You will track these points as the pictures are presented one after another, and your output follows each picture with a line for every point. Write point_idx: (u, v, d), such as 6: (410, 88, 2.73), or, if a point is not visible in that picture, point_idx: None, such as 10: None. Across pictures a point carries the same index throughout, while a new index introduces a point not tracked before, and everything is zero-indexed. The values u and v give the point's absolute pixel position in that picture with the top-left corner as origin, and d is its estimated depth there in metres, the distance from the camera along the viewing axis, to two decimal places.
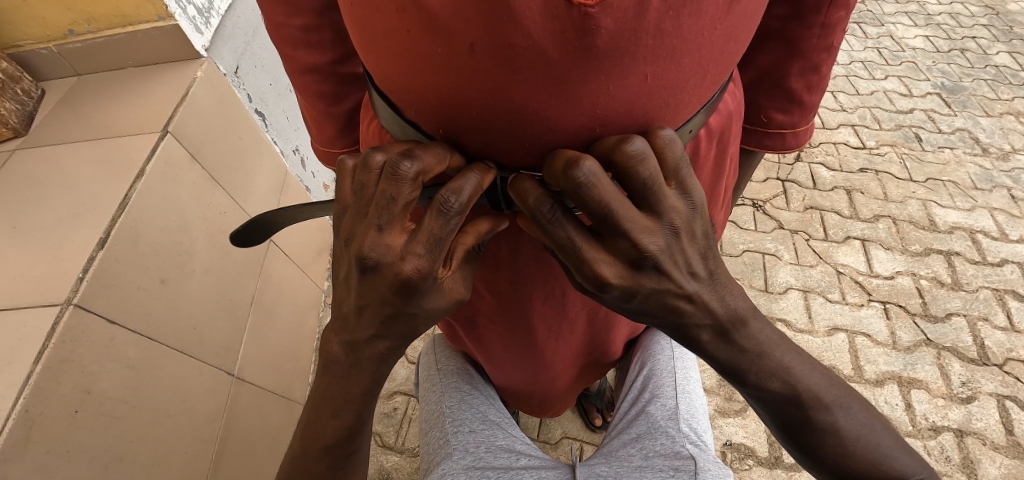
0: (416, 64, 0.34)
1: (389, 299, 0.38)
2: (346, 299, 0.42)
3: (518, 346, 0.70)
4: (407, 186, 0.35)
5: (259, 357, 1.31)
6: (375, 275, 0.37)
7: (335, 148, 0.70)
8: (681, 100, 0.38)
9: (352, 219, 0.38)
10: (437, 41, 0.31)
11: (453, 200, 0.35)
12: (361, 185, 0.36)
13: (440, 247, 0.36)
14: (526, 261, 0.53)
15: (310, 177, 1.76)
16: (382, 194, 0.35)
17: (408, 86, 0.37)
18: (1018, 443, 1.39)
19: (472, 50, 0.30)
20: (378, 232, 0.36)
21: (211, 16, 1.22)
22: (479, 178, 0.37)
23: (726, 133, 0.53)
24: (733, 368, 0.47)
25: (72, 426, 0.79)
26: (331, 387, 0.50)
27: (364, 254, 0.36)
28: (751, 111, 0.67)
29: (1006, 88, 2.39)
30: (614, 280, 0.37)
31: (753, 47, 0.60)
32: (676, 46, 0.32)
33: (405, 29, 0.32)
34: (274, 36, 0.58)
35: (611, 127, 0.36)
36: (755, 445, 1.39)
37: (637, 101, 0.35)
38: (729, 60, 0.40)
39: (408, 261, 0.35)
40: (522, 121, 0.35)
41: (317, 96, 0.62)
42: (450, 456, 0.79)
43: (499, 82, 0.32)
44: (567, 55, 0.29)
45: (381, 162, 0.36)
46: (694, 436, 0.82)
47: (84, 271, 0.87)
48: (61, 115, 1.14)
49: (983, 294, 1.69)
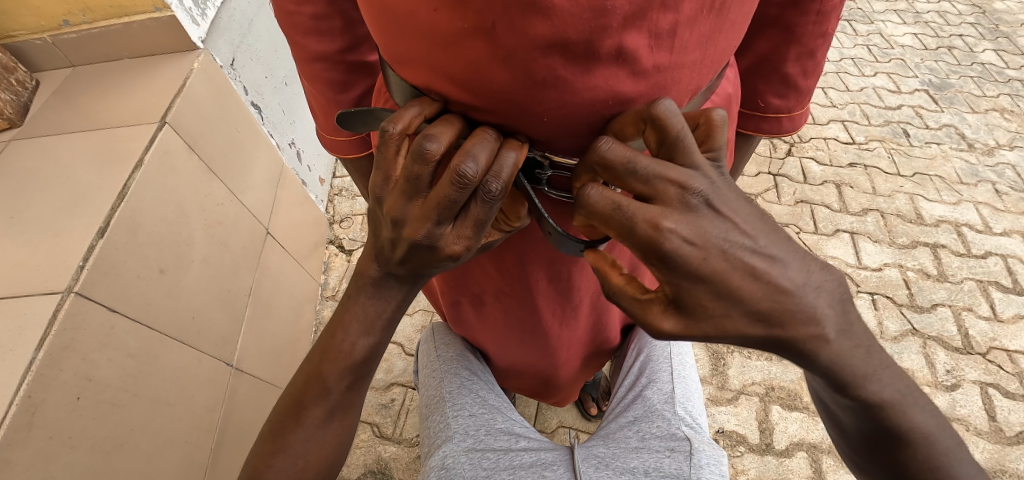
0: (438, 42, 0.35)
1: (432, 264, 0.43)
2: (384, 250, 0.45)
3: (521, 326, 0.71)
4: (468, 191, 0.36)
5: (257, 348, 1.32)
6: (425, 251, 0.41)
7: (342, 136, 0.71)
8: (682, 77, 0.40)
9: (398, 198, 0.39)
10: (459, 19, 0.33)
11: (497, 188, 0.37)
12: (417, 175, 0.37)
13: (483, 228, 0.40)
14: (535, 240, 0.55)
15: (305, 170, 1.76)
16: (443, 197, 0.37)
17: (428, 63, 0.38)
18: (1000, 429, 1.44)
19: (494, 27, 0.32)
20: (433, 225, 0.38)
21: (207, 8, 1.23)
22: (518, 154, 0.38)
23: (725, 115, 0.54)
24: (808, 353, 0.38)
25: (74, 413, 0.80)
26: (348, 331, 0.52)
27: (417, 240, 0.39)
28: (749, 95, 0.69)
29: (991, 85, 2.43)
30: (673, 224, 0.33)
31: (751, 33, 0.62)
32: (679, 23, 0.35)
33: (429, 9, 0.34)
34: (282, 23, 0.59)
35: (619, 100, 0.38)
36: (747, 433, 1.42)
37: (645, 72, 0.37)
38: (729, 40, 0.43)
39: (455, 243, 0.40)
40: (535, 98, 0.36)
41: (326, 84, 0.63)
42: (450, 438, 0.80)
43: (518, 58, 0.33)
44: (586, 29, 0.32)
45: (437, 152, 0.36)
46: (689, 419, 0.84)
47: (84, 260, 0.87)
48: (56, 107, 1.14)
49: (968, 285, 1.74)
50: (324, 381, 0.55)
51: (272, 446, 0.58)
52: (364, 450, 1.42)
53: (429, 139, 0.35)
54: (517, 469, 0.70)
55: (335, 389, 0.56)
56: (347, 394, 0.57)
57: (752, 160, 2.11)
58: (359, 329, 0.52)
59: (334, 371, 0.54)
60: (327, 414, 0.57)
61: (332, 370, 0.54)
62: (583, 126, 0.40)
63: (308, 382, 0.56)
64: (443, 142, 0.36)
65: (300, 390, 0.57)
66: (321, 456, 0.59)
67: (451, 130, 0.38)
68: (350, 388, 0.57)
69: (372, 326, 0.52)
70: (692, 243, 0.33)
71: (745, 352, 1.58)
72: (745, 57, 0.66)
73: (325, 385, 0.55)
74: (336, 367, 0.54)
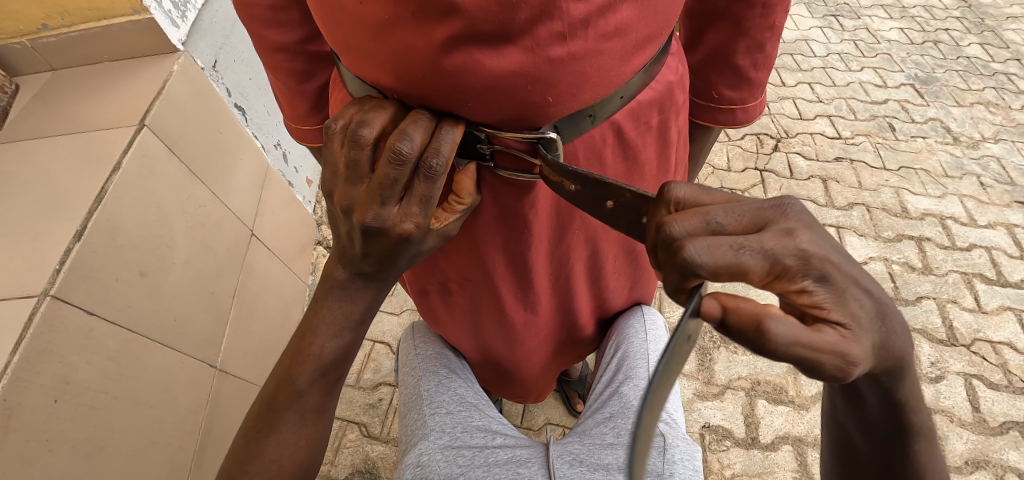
0: (369, 31, 0.39)
1: (391, 250, 0.44)
2: (348, 247, 0.46)
3: (486, 313, 0.73)
4: (407, 166, 0.38)
5: (242, 349, 1.32)
6: (378, 237, 0.42)
7: (308, 126, 0.73)
8: (605, 63, 0.43)
9: (345, 186, 0.41)
10: (382, 10, 0.37)
11: (436, 163, 0.40)
12: (355, 162, 0.39)
13: (431, 204, 0.41)
14: (488, 225, 0.56)
15: (292, 172, 1.77)
16: (383, 176, 0.39)
17: (363, 54, 0.42)
18: (984, 419, 1.45)
19: (413, 15, 0.36)
20: (379, 206, 0.40)
21: (187, 10, 1.24)
22: (455, 132, 0.41)
23: (669, 103, 0.56)
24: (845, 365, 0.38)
25: (52, 415, 0.80)
26: (317, 333, 0.52)
27: (367, 223, 0.40)
28: (703, 87, 0.71)
29: (976, 79, 2.45)
30: (807, 234, 0.32)
31: (704, 25, 0.65)
32: (591, 13, 0.38)
33: (357, 2, 0.38)
34: (243, 18, 0.63)
35: (540, 86, 0.41)
36: (732, 427, 1.43)
37: (563, 60, 0.40)
38: (653, 28, 0.46)
39: (406, 222, 0.41)
40: (461, 83, 0.39)
41: (288, 74, 0.66)
42: (427, 437, 0.80)
43: (437, 42, 0.37)
44: (496, 19, 0.35)
45: (370, 138, 0.39)
46: (664, 414, 0.85)
47: (61, 263, 0.87)
48: (35, 110, 1.13)
49: (952, 278, 1.75)
50: (294, 385, 0.55)
51: (243, 450, 0.58)
52: (352, 450, 1.42)
53: (362, 125, 0.39)
54: (491, 466, 0.71)
55: (307, 390, 0.56)
56: (322, 394, 0.58)
57: (739, 156, 2.12)
58: (328, 332, 0.52)
59: (304, 372, 0.54)
60: (301, 416, 0.58)
61: (303, 370, 0.54)
62: (511, 111, 0.42)
63: (279, 384, 0.56)
64: (376, 127, 0.40)
65: (272, 394, 0.57)
66: (295, 456, 0.59)
67: (383, 116, 0.41)
68: (323, 394, 0.58)
69: (342, 327, 0.52)
70: (832, 250, 0.32)
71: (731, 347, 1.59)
72: (697, 50, 0.69)
73: (293, 387, 0.55)
74: (308, 367, 0.54)
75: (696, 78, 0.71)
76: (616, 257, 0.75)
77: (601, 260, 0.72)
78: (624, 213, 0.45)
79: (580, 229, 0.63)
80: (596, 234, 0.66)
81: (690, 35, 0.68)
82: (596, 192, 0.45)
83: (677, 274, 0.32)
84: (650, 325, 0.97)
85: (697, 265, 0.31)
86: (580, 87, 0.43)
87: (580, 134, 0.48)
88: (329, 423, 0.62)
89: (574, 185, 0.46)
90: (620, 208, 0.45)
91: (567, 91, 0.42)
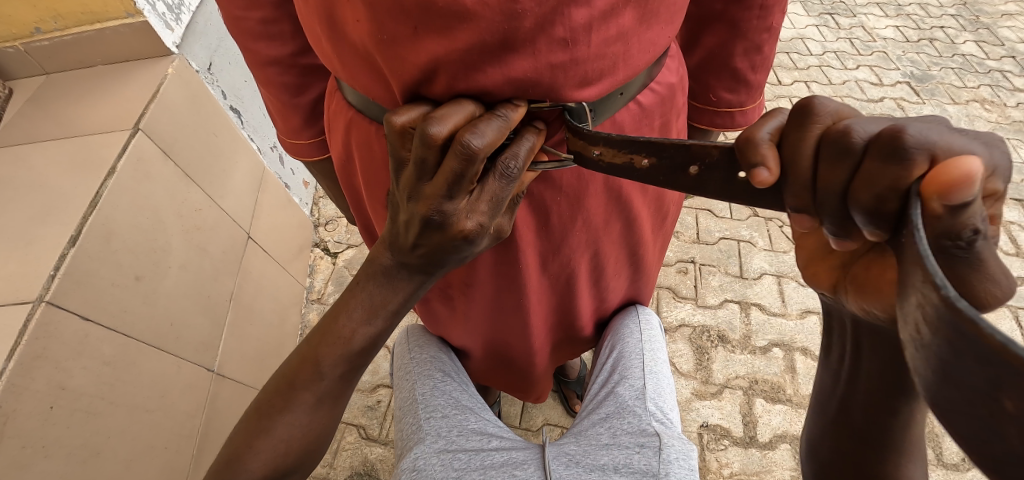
0: (370, 47, 0.41)
1: (446, 247, 0.42)
2: (398, 237, 0.45)
3: (487, 312, 0.74)
4: (475, 163, 0.36)
5: (239, 352, 1.32)
6: (436, 230, 0.41)
7: (302, 139, 0.74)
8: (608, 67, 0.44)
9: (410, 178, 0.39)
10: (379, 31, 0.39)
11: (513, 165, 0.40)
12: (422, 156, 0.37)
13: (499, 205, 0.41)
14: None
15: (289, 174, 1.77)
16: (450, 171, 0.37)
17: (366, 68, 0.44)
18: None
19: (414, 32, 0.38)
20: (445, 200, 0.39)
21: (182, 13, 1.23)
22: (534, 141, 0.42)
23: (670, 106, 0.56)
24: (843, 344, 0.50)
25: (48, 421, 0.80)
26: (351, 316, 0.50)
27: (429, 215, 0.39)
28: (701, 91, 0.71)
29: (972, 76, 2.45)
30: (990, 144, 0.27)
31: (701, 28, 0.65)
32: (592, 17, 0.39)
33: (357, 20, 0.40)
34: (235, 31, 0.64)
35: (540, 88, 0.42)
36: (730, 426, 1.43)
37: (564, 64, 0.41)
38: (655, 29, 0.46)
39: (469, 219, 0.40)
40: (463, 87, 0.41)
41: (281, 88, 0.67)
42: (422, 441, 0.80)
43: (436, 54, 0.39)
44: (501, 27, 0.37)
45: (442, 135, 0.37)
46: (660, 414, 0.85)
47: (56, 268, 0.87)
48: (29, 114, 1.13)
49: None
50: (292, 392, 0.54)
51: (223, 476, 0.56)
52: (351, 452, 1.42)
53: (435, 122, 0.36)
54: (488, 468, 0.71)
55: (298, 403, 0.54)
56: (342, 379, 0.55)
57: None
58: (362, 317, 0.50)
59: (309, 374, 0.54)
60: (317, 400, 0.55)
61: (329, 353, 0.52)
62: None
63: (302, 361, 0.54)
64: (449, 124, 0.37)
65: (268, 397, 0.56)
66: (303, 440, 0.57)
67: (462, 113, 0.39)
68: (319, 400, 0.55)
69: (377, 313, 0.50)
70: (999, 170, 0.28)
71: (729, 346, 1.59)
72: (694, 53, 0.69)
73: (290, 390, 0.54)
74: (335, 351, 0.52)
75: (693, 80, 0.71)
76: (618, 258, 0.76)
77: (600, 264, 0.73)
78: (713, 178, 0.37)
79: (581, 231, 0.63)
80: (597, 235, 0.66)
81: (686, 39, 0.68)
82: (678, 158, 0.39)
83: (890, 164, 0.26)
84: (644, 324, 0.96)
85: (932, 147, 0.25)
86: (583, 88, 0.44)
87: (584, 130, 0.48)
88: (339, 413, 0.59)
89: (647, 160, 0.41)
90: (707, 174, 0.38)
91: (570, 95, 0.43)
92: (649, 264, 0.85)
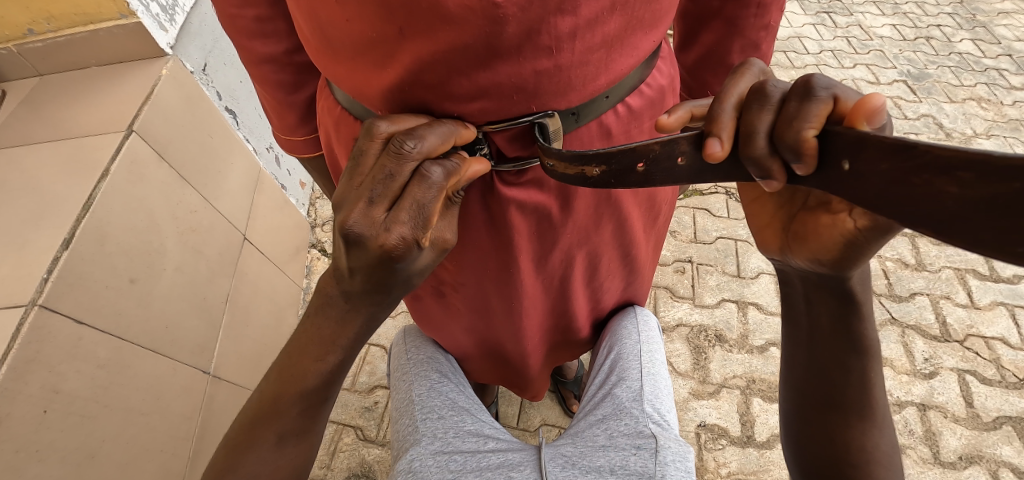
0: (358, 45, 0.41)
1: (375, 267, 0.41)
2: (338, 266, 0.44)
3: (480, 312, 0.74)
4: (400, 157, 0.39)
5: (235, 354, 1.32)
6: (357, 246, 0.40)
7: (298, 136, 0.73)
8: (594, 71, 0.44)
9: (343, 187, 0.42)
10: (369, 29, 0.39)
11: (439, 176, 0.40)
12: (361, 151, 0.41)
13: (423, 218, 0.40)
14: (477, 224, 0.56)
15: (285, 175, 1.76)
16: (379, 167, 0.40)
17: (353, 64, 0.44)
18: (977, 414, 1.46)
19: (401, 32, 0.38)
20: (366, 203, 0.40)
21: (176, 13, 1.23)
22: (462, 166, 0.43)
23: (660, 107, 0.56)
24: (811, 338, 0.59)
25: (40, 426, 0.79)
26: (306, 354, 0.51)
27: (347, 226, 0.39)
28: (699, 88, 0.71)
29: (969, 75, 2.45)
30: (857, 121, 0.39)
31: (699, 26, 0.65)
32: (578, 26, 0.39)
33: (346, 19, 0.39)
34: (229, 30, 0.63)
35: (525, 95, 0.42)
36: (728, 426, 1.43)
37: (548, 71, 0.41)
38: (643, 31, 0.46)
39: (391, 231, 0.39)
40: (449, 89, 0.41)
41: (276, 85, 0.66)
42: (418, 442, 0.80)
43: (424, 56, 0.39)
44: (484, 32, 0.36)
45: (384, 132, 0.41)
46: (656, 416, 0.84)
47: (49, 272, 0.86)
48: (22, 116, 1.12)
49: (946, 274, 1.75)
50: (274, 411, 0.54)
51: None
52: (349, 453, 1.42)
53: (381, 120, 0.42)
54: (483, 470, 0.71)
55: (285, 413, 0.54)
56: (301, 416, 0.56)
57: None
58: (316, 351, 0.51)
59: (273, 412, 0.54)
60: (279, 437, 0.56)
61: (287, 392, 0.53)
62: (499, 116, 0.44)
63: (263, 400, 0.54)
64: (395, 126, 0.42)
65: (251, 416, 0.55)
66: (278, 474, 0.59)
67: (415, 121, 0.43)
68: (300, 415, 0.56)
69: (330, 344, 0.50)
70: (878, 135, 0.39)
71: (726, 346, 1.59)
72: (693, 50, 0.69)
73: (273, 412, 0.54)
74: (291, 388, 0.53)
75: (692, 77, 0.71)
76: (612, 259, 0.75)
77: (594, 264, 0.73)
78: (659, 168, 0.41)
79: (573, 232, 0.63)
80: (589, 236, 0.66)
81: (684, 35, 0.68)
82: (624, 161, 0.41)
83: (801, 97, 0.35)
84: (642, 325, 0.96)
85: (832, 86, 0.35)
86: (567, 93, 0.44)
87: (567, 135, 0.48)
88: (313, 443, 0.60)
89: (597, 169, 0.43)
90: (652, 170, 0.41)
91: (554, 99, 0.44)
92: (643, 264, 0.84)
